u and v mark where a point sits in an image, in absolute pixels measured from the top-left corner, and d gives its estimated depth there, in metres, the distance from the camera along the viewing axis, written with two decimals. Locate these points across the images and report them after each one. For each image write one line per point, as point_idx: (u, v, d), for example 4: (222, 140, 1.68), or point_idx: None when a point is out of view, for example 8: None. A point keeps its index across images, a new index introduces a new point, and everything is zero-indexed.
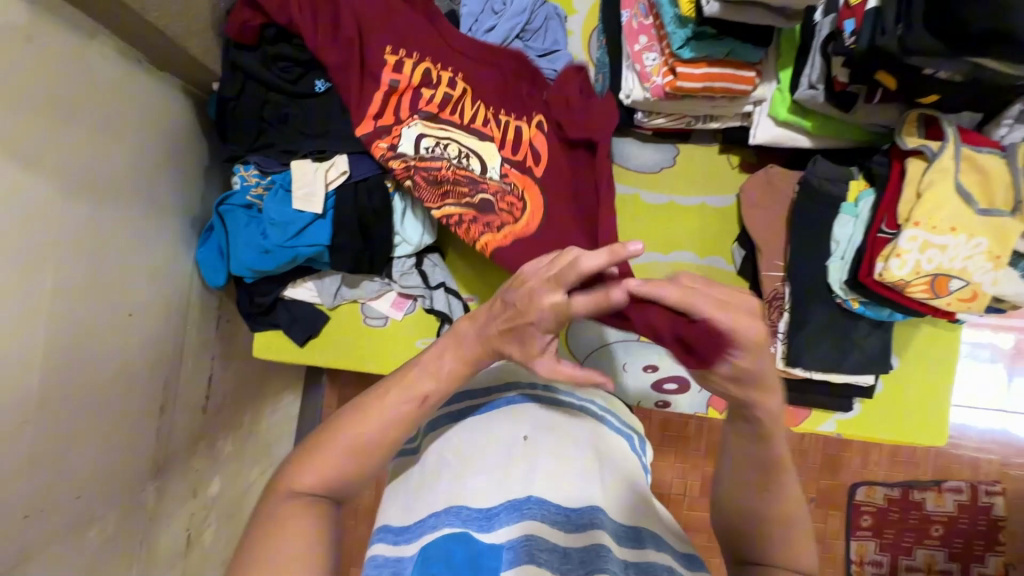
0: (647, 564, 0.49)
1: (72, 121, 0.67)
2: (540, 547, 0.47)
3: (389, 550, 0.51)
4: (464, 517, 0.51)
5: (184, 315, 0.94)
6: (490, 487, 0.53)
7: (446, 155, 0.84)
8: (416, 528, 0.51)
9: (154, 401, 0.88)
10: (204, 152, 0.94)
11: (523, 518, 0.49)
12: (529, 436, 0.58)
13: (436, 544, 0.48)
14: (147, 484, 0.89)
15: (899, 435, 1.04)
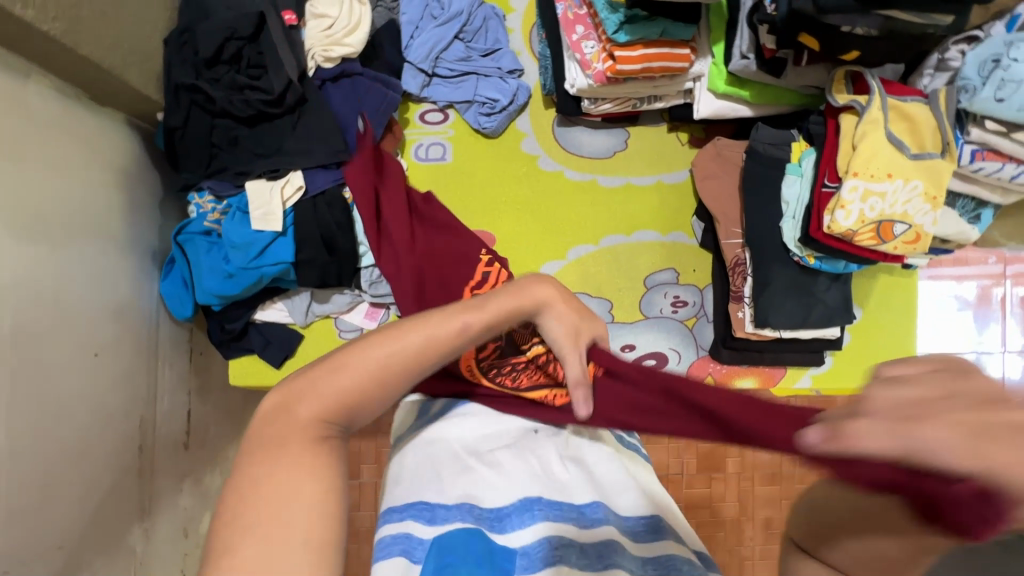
0: (666, 559, 0.47)
1: (15, 162, 0.66)
2: (561, 546, 0.47)
3: (396, 529, 0.49)
4: (474, 515, 0.50)
5: (153, 351, 0.93)
6: (502, 483, 0.53)
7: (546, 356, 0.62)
8: (428, 516, 0.49)
9: (132, 441, 0.86)
10: (157, 184, 0.94)
11: (536, 519, 0.49)
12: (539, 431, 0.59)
13: (450, 539, 0.46)
14: (134, 527, 0.87)
15: None
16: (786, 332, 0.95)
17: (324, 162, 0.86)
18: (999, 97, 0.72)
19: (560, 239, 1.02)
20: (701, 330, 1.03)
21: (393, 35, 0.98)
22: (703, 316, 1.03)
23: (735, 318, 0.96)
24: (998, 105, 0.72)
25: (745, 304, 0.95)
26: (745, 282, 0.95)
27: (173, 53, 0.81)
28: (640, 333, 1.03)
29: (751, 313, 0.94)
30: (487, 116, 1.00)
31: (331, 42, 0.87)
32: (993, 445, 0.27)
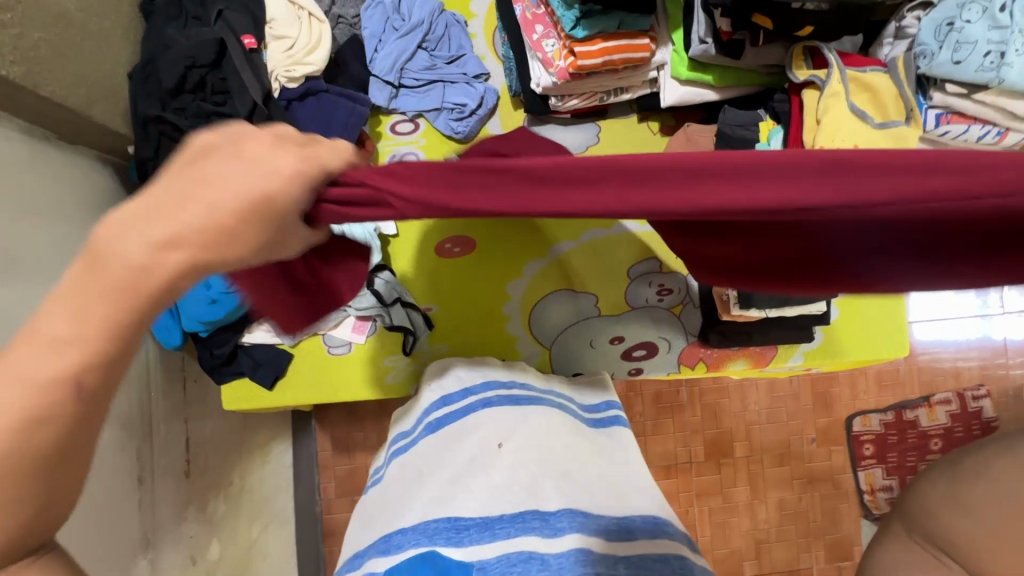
0: (637, 559, 0.49)
1: None
2: (513, 563, 0.47)
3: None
4: (431, 532, 0.51)
5: (146, 383, 0.96)
6: (463, 499, 0.53)
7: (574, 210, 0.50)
8: (386, 546, 0.53)
9: (131, 473, 0.89)
10: None
11: (496, 536, 0.50)
12: (505, 444, 0.58)
13: (403, 569, 0.48)
14: (139, 558, 0.88)
15: (862, 356, 1.08)
16: (772, 311, 0.95)
17: None
18: (956, 60, 0.73)
19: (540, 238, 1.02)
20: (689, 315, 1.03)
21: (355, 50, 0.98)
22: (689, 303, 1.03)
23: (721, 302, 0.97)
24: (955, 68, 0.73)
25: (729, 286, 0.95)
26: None
27: (138, 87, 0.83)
28: (628, 325, 1.03)
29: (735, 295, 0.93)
30: (458, 121, 0.99)
31: (293, 62, 0.89)
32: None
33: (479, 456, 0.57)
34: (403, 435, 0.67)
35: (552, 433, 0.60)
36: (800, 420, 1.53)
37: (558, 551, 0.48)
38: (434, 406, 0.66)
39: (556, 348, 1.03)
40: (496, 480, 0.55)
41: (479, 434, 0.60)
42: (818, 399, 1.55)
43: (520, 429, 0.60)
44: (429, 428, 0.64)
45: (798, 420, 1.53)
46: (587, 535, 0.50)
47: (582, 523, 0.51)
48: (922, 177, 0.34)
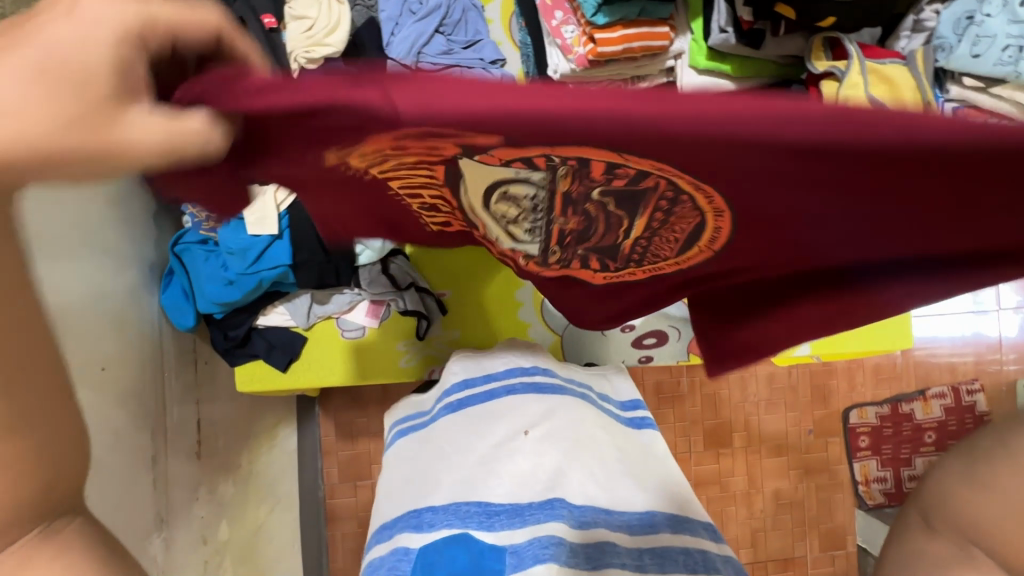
0: (662, 550, 0.52)
1: None
2: (545, 546, 0.49)
3: (384, 550, 0.54)
4: (463, 515, 0.53)
5: (160, 362, 0.95)
6: (492, 484, 0.55)
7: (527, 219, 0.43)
8: (416, 523, 0.54)
9: (145, 452, 0.89)
10: (145, 197, 0.94)
11: (526, 523, 0.52)
12: (531, 430, 0.59)
13: (437, 548, 0.50)
14: (153, 537, 0.88)
15: (869, 348, 1.09)
16: None
17: None
18: (975, 53, 0.74)
19: None
20: None
21: (373, 33, 0.99)
22: None
23: None
24: (974, 61, 0.74)
25: None
26: None
27: None
28: (640, 313, 1.04)
29: None
30: None
31: (312, 43, 0.89)
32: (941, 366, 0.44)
33: (507, 442, 0.58)
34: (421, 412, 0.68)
35: (577, 418, 0.61)
36: (798, 412, 1.56)
37: (585, 537, 0.51)
38: (456, 387, 0.66)
39: (566, 335, 1.04)
40: (523, 467, 0.56)
41: (505, 420, 0.60)
42: (816, 392, 1.57)
43: (548, 416, 0.60)
44: (452, 408, 0.64)
45: (797, 412, 1.56)
46: (612, 529, 0.53)
47: (607, 519, 0.54)
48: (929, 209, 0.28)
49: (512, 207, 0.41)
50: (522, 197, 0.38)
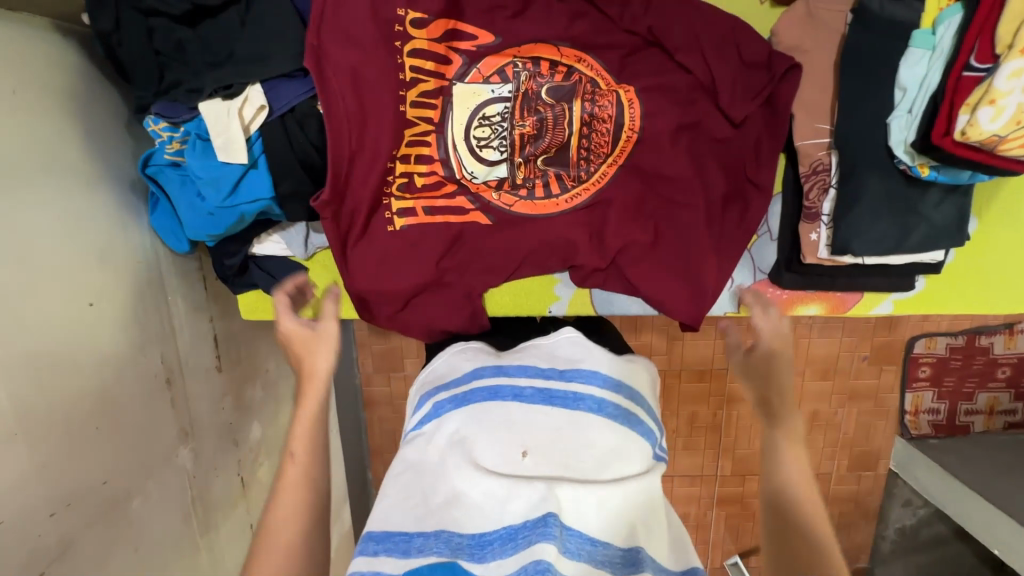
0: None
1: None
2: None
3: (365, 566, 0.54)
4: (454, 545, 0.55)
5: (162, 287, 0.91)
6: (500, 511, 0.57)
7: (495, 131, 0.80)
8: (404, 548, 0.55)
9: (158, 375, 0.89)
10: (113, 101, 0.82)
11: (519, 548, 0.54)
12: (530, 450, 0.60)
13: (424, 574, 0.52)
14: (181, 449, 0.95)
15: (971, 307, 0.89)
16: (871, 258, 0.79)
17: (288, 70, 0.72)
18: None
19: None
20: (762, 250, 0.86)
21: None
22: (766, 233, 0.85)
23: (806, 242, 0.80)
24: None
25: (822, 224, 0.79)
26: (824, 197, 0.78)
27: None
28: None
29: (828, 236, 0.79)
30: None
31: None
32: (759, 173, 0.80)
33: (508, 455, 0.60)
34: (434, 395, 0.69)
35: (590, 433, 0.62)
36: None
37: (575, 556, 0.55)
38: (479, 394, 0.65)
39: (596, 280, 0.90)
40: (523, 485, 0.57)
41: (514, 430, 0.62)
42: None
43: (552, 428, 0.62)
44: (456, 402, 0.66)
45: None
46: (595, 567, 0.55)
47: (593, 552, 0.56)
48: (643, 181, 0.83)
49: (489, 128, 0.80)
50: (495, 119, 0.79)
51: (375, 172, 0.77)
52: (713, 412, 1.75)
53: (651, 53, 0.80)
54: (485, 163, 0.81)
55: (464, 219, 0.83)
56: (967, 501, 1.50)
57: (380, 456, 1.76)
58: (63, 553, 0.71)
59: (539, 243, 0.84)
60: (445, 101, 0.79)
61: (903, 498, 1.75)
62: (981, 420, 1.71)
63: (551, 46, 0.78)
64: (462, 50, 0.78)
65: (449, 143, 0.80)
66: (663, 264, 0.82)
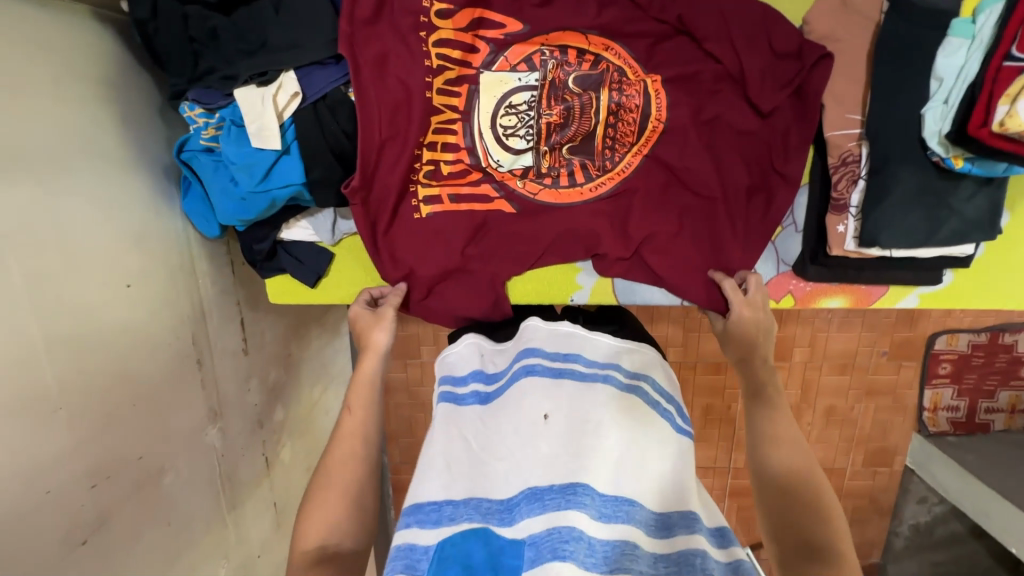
0: (680, 555, 0.53)
1: None
2: (563, 540, 0.51)
3: (401, 538, 0.56)
4: (485, 511, 0.56)
5: (193, 271, 0.93)
6: (527, 473, 0.57)
7: (522, 120, 0.81)
8: (435, 518, 0.56)
9: (189, 355, 0.92)
10: (147, 88, 0.84)
11: (546, 510, 0.54)
12: (550, 415, 0.60)
13: (454, 541, 0.54)
14: (210, 428, 0.98)
15: (999, 302, 0.87)
16: (899, 250, 0.78)
17: (321, 58, 0.73)
18: None
19: None
20: (786, 242, 0.86)
21: None
22: (791, 225, 0.85)
23: (833, 234, 0.79)
24: None
25: (850, 216, 0.78)
26: (853, 189, 0.78)
27: None
28: None
29: (856, 228, 0.78)
30: None
31: None
32: (787, 166, 0.79)
33: (527, 424, 0.60)
34: (449, 390, 0.69)
35: (602, 402, 0.61)
36: None
37: (606, 518, 0.54)
38: (496, 394, 0.67)
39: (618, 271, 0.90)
40: (547, 451, 0.58)
41: (526, 402, 0.61)
42: None
43: (567, 399, 0.62)
44: (481, 399, 0.68)
45: None
46: (632, 526, 0.55)
47: (630, 513, 0.56)
48: (665, 171, 0.83)
49: (515, 116, 0.81)
50: (521, 107, 0.80)
51: (406, 156, 0.78)
52: (728, 404, 1.75)
53: (678, 41, 0.79)
54: (511, 151, 0.82)
55: (488, 208, 0.84)
56: (984, 499, 1.49)
57: (396, 442, 1.79)
58: (102, 524, 0.74)
59: (561, 233, 0.84)
60: (469, 90, 0.80)
61: (918, 495, 1.74)
62: (1002, 418, 1.68)
63: (579, 34, 0.78)
64: (489, 39, 0.78)
65: (476, 130, 0.81)
66: (686, 252, 0.83)
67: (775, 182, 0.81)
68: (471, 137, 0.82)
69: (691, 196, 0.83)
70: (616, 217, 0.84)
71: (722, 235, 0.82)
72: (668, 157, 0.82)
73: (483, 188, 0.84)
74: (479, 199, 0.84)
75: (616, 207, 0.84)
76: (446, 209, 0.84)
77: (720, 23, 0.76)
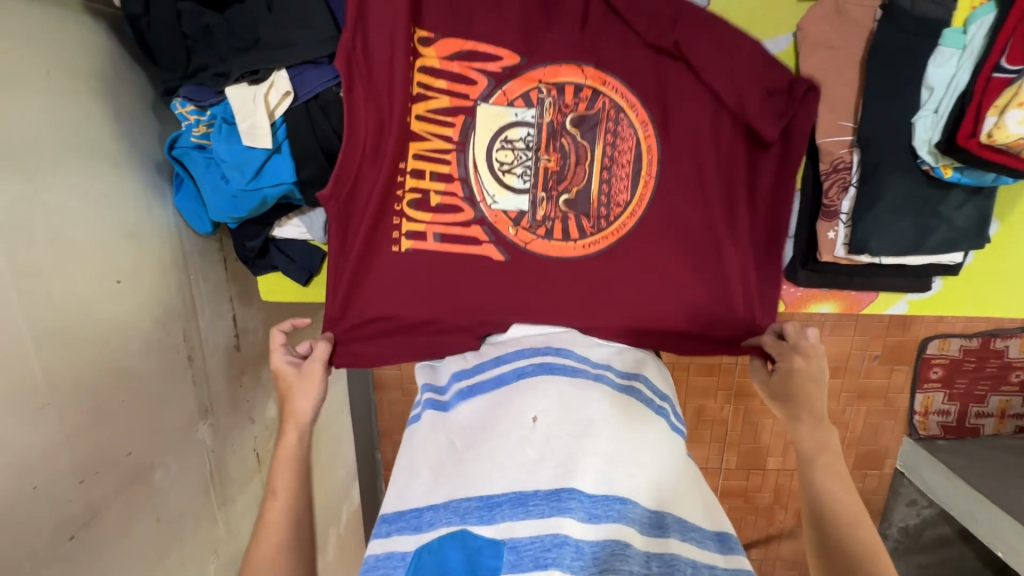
0: (671, 557, 0.53)
1: None
2: (546, 548, 0.51)
3: (380, 548, 0.57)
4: (464, 512, 0.56)
5: (184, 268, 0.93)
6: (510, 477, 0.56)
7: (518, 159, 0.80)
8: (416, 523, 0.57)
9: (180, 352, 0.92)
10: (140, 83, 0.83)
11: (529, 515, 0.54)
12: (539, 417, 0.61)
13: (431, 549, 0.54)
14: (201, 424, 0.98)
15: (987, 310, 0.88)
16: (888, 258, 0.79)
17: (314, 56, 0.72)
18: None
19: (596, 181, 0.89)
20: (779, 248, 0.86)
21: None
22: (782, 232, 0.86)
23: (823, 240, 0.80)
24: None
25: (840, 222, 0.79)
26: (843, 196, 0.78)
27: None
28: None
29: (846, 235, 0.78)
30: None
31: None
32: (767, 214, 0.82)
33: (515, 426, 0.60)
34: (433, 397, 0.71)
35: (594, 401, 0.62)
36: None
37: (594, 519, 0.53)
38: (488, 386, 0.68)
39: None
40: (532, 453, 0.58)
41: (517, 405, 0.62)
42: None
43: (556, 400, 0.62)
44: (463, 396, 0.69)
45: None
46: (623, 526, 0.53)
47: (622, 511, 0.54)
48: (659, 225, 0.80)
49: (512, 152, 0.80)
50: (518, 144, 0.80)
51: (382, 178, 0.77)
52: (720, 406, 1.76)
53: (673, 69, 0.78)
54: (507, 188, 0.81)
55: (476, 251, 0.81)
56: (971, 502, 1.50)
57: (388, 439, 1.80)
58: (91, 519, 0.75)
59: (553, 287, 0.81)
60: (465, 120, 0.79)
61: (908, 498, 1.76)
62: (992, 423, 1.69)
63: (575, 68, 0.78)
64: (485, 72, 0.78)
65: (470, 161, 0.80)
66: (676, 305, 0.80)
67: (757, 228, 0.82)
68: (463, 166, 0.80)
69: (683, 251, 0.80)
70: (610, 272, 0.80)
71: (711, 287, 0.81)
72: (659, 211, 0.80)
73: (473, 230, 0.81)
74: (467, 242, 0.81)
75: (610, 265, 0.80)
76: (436, 253, 0.81)
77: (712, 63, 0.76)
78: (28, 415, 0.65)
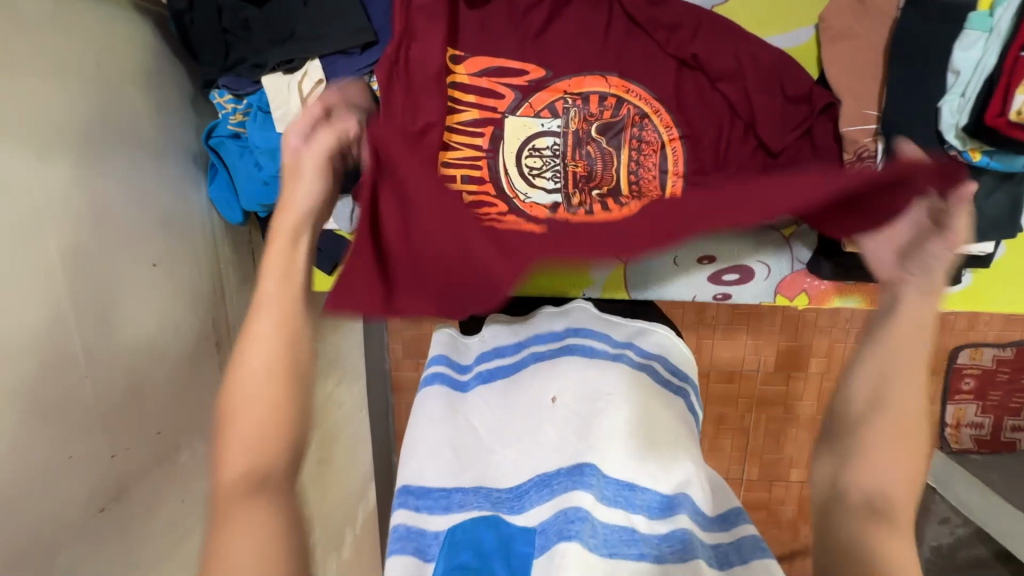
0: (676, 535, 0.50)
1: (30, 73, 0.63)
2: (569, 521, 0.50)
3: (411, 519, 0.54)
4: (495, 500, 0.56)
5: (215, 256, 0.96)
6: (535, 460, 0.57)
7: (548, 163, 0.81)
8: (445, 504, 0.56)
9: (209, 338, 0.94)
10: (180, 78, 0.88)
11: (553, 494, 0.54)
12: (558, 397, 0.61)
13: (465, 528, 0.52)
14: None
15: (1021, 306, 0.86)
16: None
17: (346, 47, 0.75)
18: None
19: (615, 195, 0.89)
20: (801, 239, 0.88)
21: None
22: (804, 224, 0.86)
23: None
24: None
25: None
26: None
27: None
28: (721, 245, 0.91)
29: None
30: None
31: None
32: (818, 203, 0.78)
33: (535, 409, 0.61)
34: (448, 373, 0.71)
35: (613, 381, 0.62)
36: None
37: (608, 500, 0.53)
38: (506, 368, 0.69)
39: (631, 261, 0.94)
40: (553, 434, 0.58)
41: (537, 386, 0.63)
42: None
43: (575, 380, 0.62)
44: (483, 378, 0.69)
45: None
46: (631, 513, 0.52)
47: (629, 498, 0.53)
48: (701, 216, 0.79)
49: (540, 160, 0.81)
50: (545, 151, 0.81)
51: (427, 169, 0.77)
52: (743, 413, 1.72)
53: (691, 79, 0.81)
54: (539, 190, 0.82)
55: None
56: (1008, 519, 1.44)
57: None
58: (120, 494, 0.77)
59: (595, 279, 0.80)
60: (493, 132, 0.81)
61: (941, 516, 1.68)
62: None
63: (599, 77, 0.80)
64: (512, 86, 0.80)
65: (503, 168, 0.82)
66: None
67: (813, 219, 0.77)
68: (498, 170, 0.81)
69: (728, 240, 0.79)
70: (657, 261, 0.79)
71: None
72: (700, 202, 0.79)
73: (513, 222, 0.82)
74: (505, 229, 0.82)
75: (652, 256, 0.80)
76: None
77: (732, 71, 0.79)
78: (69, 386, 0.68)
